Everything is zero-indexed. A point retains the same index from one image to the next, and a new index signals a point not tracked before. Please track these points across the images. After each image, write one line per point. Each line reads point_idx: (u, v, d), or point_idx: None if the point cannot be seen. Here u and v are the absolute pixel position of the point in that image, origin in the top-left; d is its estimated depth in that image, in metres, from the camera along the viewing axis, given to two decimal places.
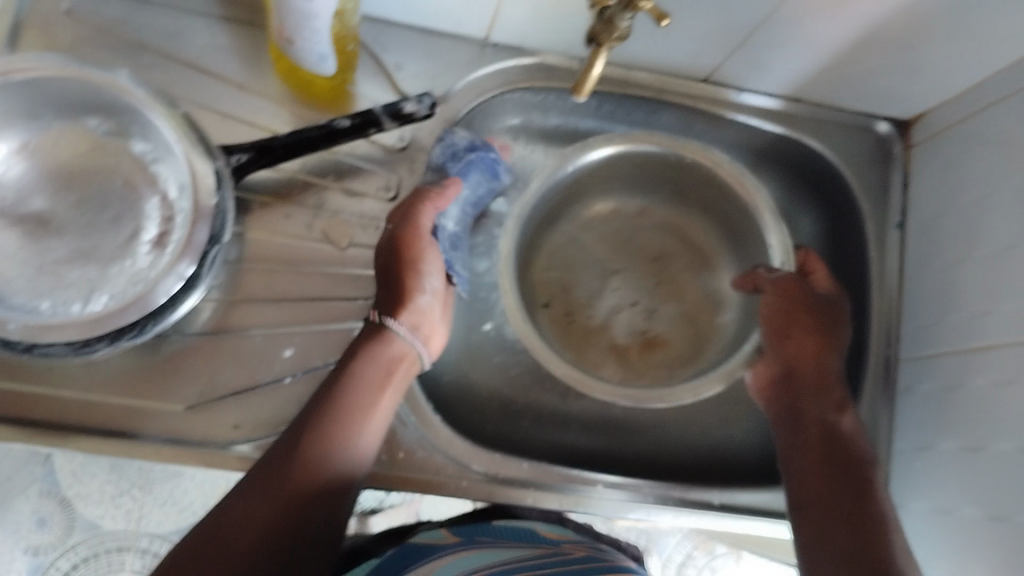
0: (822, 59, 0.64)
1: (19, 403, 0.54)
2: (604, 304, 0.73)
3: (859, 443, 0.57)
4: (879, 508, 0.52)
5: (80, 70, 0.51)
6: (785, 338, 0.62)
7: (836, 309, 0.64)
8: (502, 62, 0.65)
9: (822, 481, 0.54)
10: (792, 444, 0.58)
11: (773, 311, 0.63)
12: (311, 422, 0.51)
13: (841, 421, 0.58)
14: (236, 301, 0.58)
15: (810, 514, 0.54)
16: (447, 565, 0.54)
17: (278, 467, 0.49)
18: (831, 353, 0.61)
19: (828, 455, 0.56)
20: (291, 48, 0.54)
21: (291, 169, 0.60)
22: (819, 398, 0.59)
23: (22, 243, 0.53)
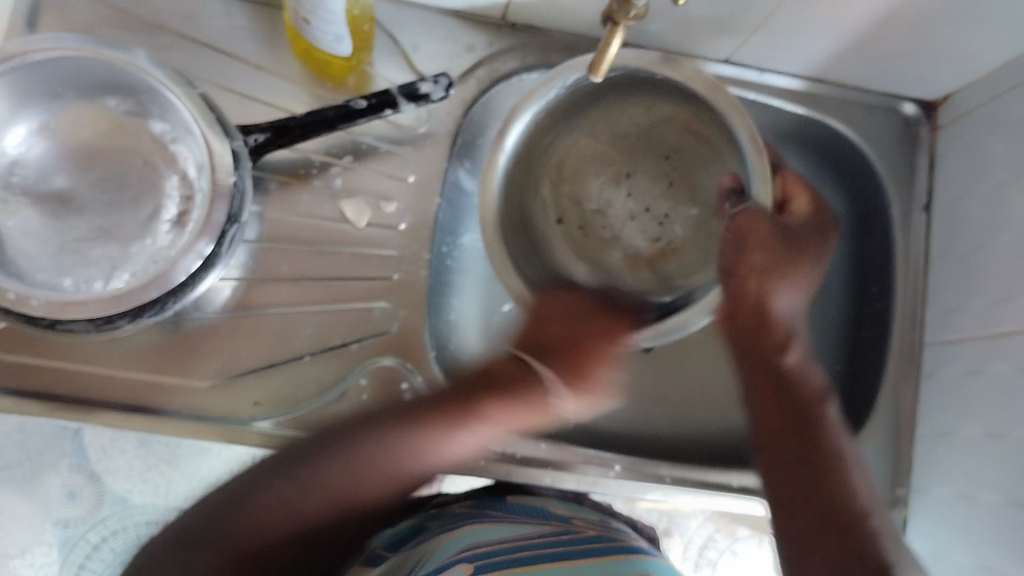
0: (844, 38, 0.63)
1: (41, 377, 0.55)
2: (628, 210, 0.70)
3: (805, 385, 0.56)
4: (829, 455, 0.53)
5: (99, 51, 0.51)
6: (740, 279, 0.55)
7: (791, 232, 0.57)
8: (519, 42, 0.65)
9: (775, 434, 0.55)
10: (753, 394, 0.57)
11: (726, 248, 0.56)
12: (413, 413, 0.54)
13: (785, 361, 0.57)
14: (254, 279, 0.59)
15: (771, 474, 0.54)
16: (457, 537, 0.55)
17: (330, 432, 0.53)
18: (776, 282, 0.56)
19: (775, 400, 0.56)
20: (308, 29, 0.55)
21: (308, 149, 0.60)
22: (761, 339, 0.57)
23: (44, 221, 0.54)
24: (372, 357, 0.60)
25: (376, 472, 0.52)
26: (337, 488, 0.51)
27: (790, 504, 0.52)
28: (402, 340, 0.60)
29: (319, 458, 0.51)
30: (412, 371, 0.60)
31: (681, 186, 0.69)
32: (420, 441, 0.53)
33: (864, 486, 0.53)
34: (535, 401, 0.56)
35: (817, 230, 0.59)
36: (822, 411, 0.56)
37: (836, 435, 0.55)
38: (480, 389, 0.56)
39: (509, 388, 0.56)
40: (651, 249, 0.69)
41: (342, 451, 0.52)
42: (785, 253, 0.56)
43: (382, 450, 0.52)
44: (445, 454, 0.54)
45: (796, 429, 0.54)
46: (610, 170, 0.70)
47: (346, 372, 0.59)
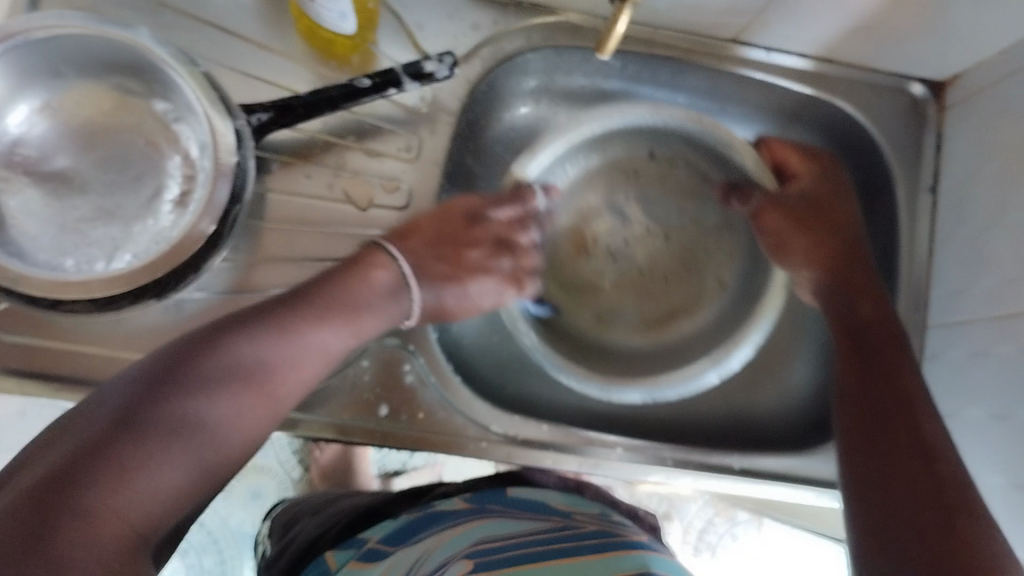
0: (853, 17, 0.62)
1: (44, 358, 0.55)
2: (608, 262, 0.70)
3: (886, 331, 0.56)
4: (906, 397, 0.52)
5: (100, 28, 0.51)
6: (780, 258, 0.63)
7: (815, 199, 0.63)
8: (526, 21, 0.64)
9: (857, 394, 0.54)
10: (863, 382, 0.54)
11: (765, 240, 0.63)
12: (294, 305, 0.49)
13: (860, 315, 0.57)
14: (257, 261, 0.58)
15: (845, 426, 0.53)
16: (462, 534, 0.54)
17: (184, 347, 0.44)
18: (829, 254, 0.61)
19: (856, 357, 0.56)
20: (310, 6, 0.54)
21: (311, 129, 0.60)
22: (850, 297, 0.58)
23: (46, 200, 0.54)
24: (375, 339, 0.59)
25: (258, 389, 0.45)
26: (228, 390, 0.43)
27: (862, 454, 0.51)
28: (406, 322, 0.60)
29: (195, 381, 0.42)
30: (415, 352, 0.60)
31: (650, 284, 0.70)
32: (281, 334, 0.47)
33: (938, 429, 0.50)
34: (377, 313, 0.53)
35: (827, 172, 0.64)
36: (905, 358, 0.55)
37: (932, 422, 0.50)
38: (352, 287, 0.52)
39: (354, 278, 0.53)
40: (605, 291, 0.70)
41: (194, 350, 0.44)
42: (816, 224, 0.62)
43: (251, 335, 0.46)
44: (318, 350, 0.49)
45: (872, 378, 0.54)
46: (642, 229, 0.70)
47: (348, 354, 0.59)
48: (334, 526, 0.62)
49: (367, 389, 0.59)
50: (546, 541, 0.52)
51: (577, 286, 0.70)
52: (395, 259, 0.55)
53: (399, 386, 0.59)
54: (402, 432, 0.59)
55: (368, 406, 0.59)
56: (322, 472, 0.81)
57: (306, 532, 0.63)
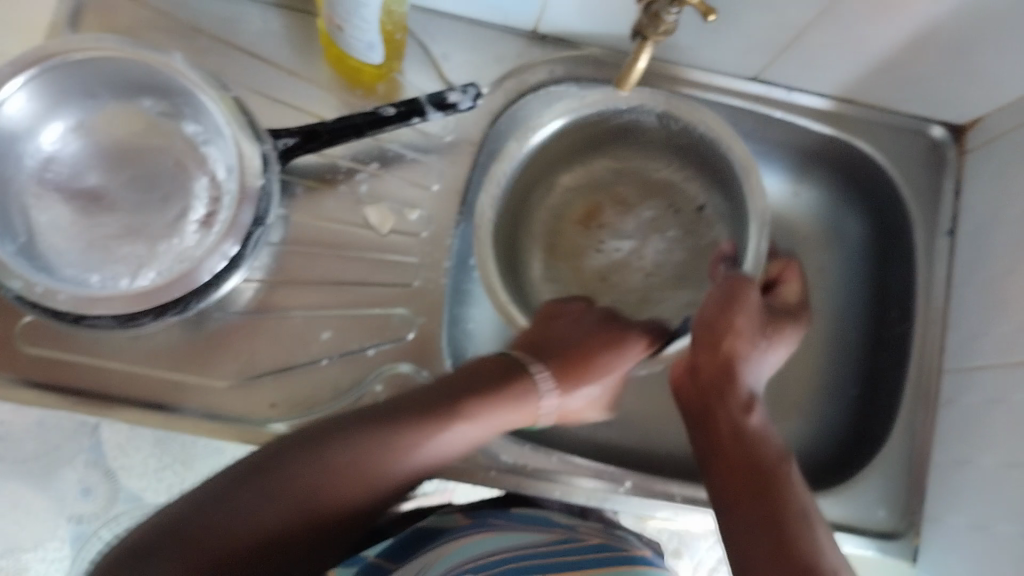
0: (873, 59, 0.62)
1: (61, 371, 0.56)
2: (610, 246, 0.71)
3: (768, 443, 0.54)
4: (793, 515, 0.49)
5: (136, 52, 0.52)
6: (716, 337, 0.56)
7: (769, 308, 0.61)
8: (549, 55, 0.65)
9: (735, 497, 0.51)
10: (738, 470, 0.52)
11: (711, 304, 0.57)
12: (339, 459, 0.49)
13: (749, 421, 0.55)
14: (276, 283, 0.59)
15: (728, 523, 0.51)
16: (460, 549, 0.54)
17: (252, 465, 0.48)
18: (749, 349, 0.58)
19: (744, 465, 0.52)
20: (340, 35, 0.55)
21: (335, 154, 0.61)
22: (724, 399, 0.56)
23: (75, 217, 0.55)
24: (388, 364, 0.60)
25: (387, 457, 0.50)
26: (326, 470, 0.49)
27: (756, 573, 0.47)
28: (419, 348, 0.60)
29: (326, 448, 0.49)
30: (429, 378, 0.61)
31: (582, 271, 0.70)
32: (387, 444, 0.51)
33: (827, 538, 0.49)
34: (518, 397, 0.57)
35: (781, 306, 0.62)
36: (789, 468, 0.52)
37: (796, 493, 0.51)
38: (575, 361, 0.60)
39: (490, 396, 0.55)
40: (592, 200, 0.71)
41: (269, 476, 0.47)
42: (761, 323, 0.58)
43: (304, 474, 0.48)
44: (438, 450, 0.53)
45: (756, 493, 0.51)
46: (648, 249, 0.70)
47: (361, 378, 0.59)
48: None
49: None
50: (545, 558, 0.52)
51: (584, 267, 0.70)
52: (533, 381, 0.58)
53: None
54: None
55: None
56: None
57: None
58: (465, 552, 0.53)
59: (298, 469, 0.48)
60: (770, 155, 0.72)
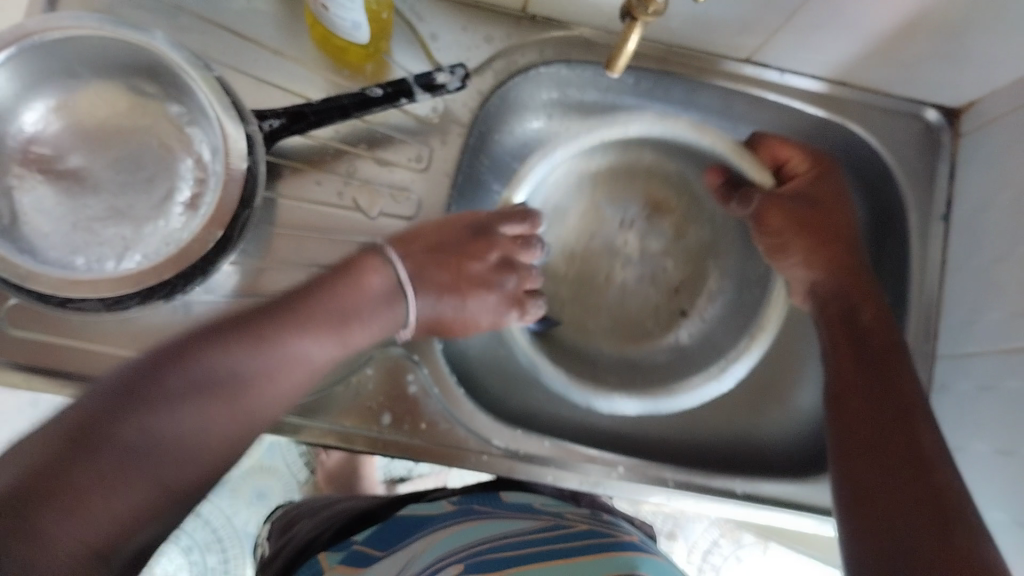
0: (867, 41, 0.62)
1: (49, 355, 0.56)
2: (621, 287, 0.72)
3: (882, 334, 0.57)
4: (920, 424, 0.51)
5: (118, 31, 0.52)
6: (791, 258, 0.62)
7: (818, 200, 0.62)
8: (538, 35, 0.64)
9: (857, 387, 0.55)
10: (878, 372, 0.55)
11: (759, 234, 0.64)
12: (200, 349, 0.45)
13: (882, 322, 0.58)
14: (265, 266, 0.59)
15: (838, 411, 0.55)
16: (446, 538, 0.54)
17: (113, 385, 0.41)
18: (840, 252, 0.61)
19: (849, 353, 0.57)
20: (326, 14, 0.54)
21: (323, 136, 0.60)
22: (851, 297, 0.59)
23: (58, 199, 0.54)
24: (378, 348, 0.60)
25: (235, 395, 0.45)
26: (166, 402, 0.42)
27: (863, 479, 0.50)
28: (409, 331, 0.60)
29: (158, 397, 0.41)
30: (418, 362, 0.61)
31: (570, 304, 0.72)
32: (253, 348, 0.46)
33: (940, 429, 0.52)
34: (381, 321, 0.55)
35: (818, 184, 0.63)
36: (901, 358, 0.56)
37: (919, 398, 0.53)
38: (455, 266, 0.61)
39: (348, 285, 0.53)
40: (614, 181, 0.72)
41: (150, 391, 0.41)
42: (807, 223, 0.62)
43: (186, 381, 0.43)
44: (298, 356, 0.48)
45: (886, 396, 0.53)
46: (654, 267, 0.72)
47: (355, 364, 0.60)
48: (326, 531, 0.62)
49: (371, 397, 0.60)
50: (533, 542, 0.52)
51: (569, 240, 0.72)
52: (390, 263, 0.56)
53: (404, 396, 0.60)
54: (403, 440, 0.59)
55: (369, 414, 0.59)
56: (328, 477, 0.84)
57: (304, 532, 0.63)
58: (450, 544, 0.52)
59: (173, 392, 0.42)
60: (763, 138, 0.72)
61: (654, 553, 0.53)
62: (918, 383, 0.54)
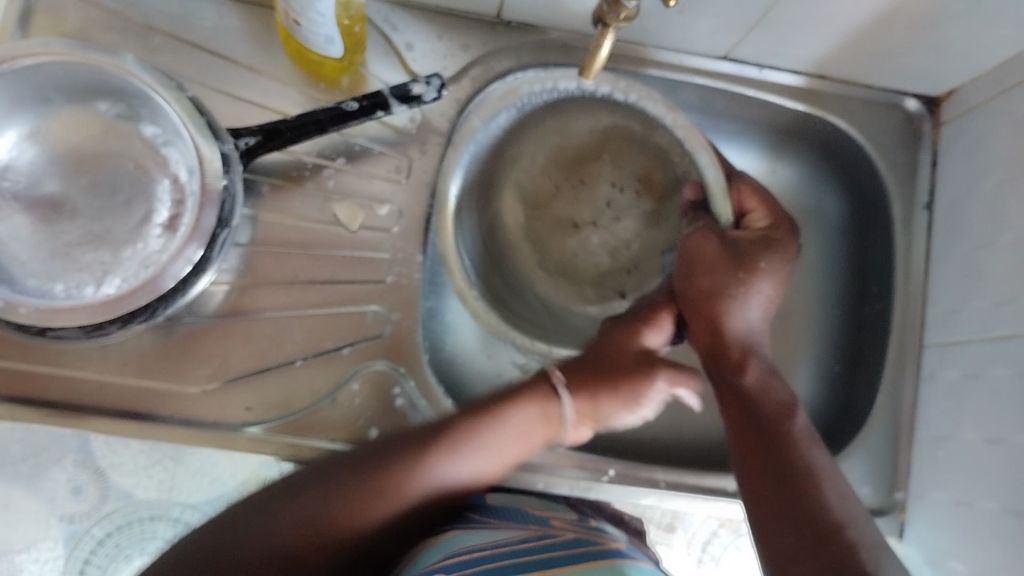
0: (844, 34, 0.61)
1: (33, 384, 0.55)
2: (584, 240, 0.70)
3: (769, 398, 0.56)
4: (803, 462, 0.52)
5: (87, 55, 0.51)
6: (693, 305, 0.58)
7: (738, 249, 0.57)
8: (515, 40, 0.64)
9: (754, 463, 0.53)
10: (742, 424, 0.55)
11: (680, 277, 0.59)
12: (300, 504, 0.51)
13: (744, 380, 0.56)
14: (247, 284, 0.59)
15: (745, 485, 0.53)
16: (429, 548, 0.54)
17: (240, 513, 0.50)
18: (731, 303, 0.57)
19: (739, 419, 0.55)
20: (299, 30, 0.54)
21: (300, 151, 0.60)
22: (722, 366, 0.58)
23: (36, 226, 0.54)
24: (363, 361, 0.60)
25: (372, 494, 0.52)
26: (333, 502, 0.51)
27: (764, 521, 0.51)
28: (395, 343, 0.60)
29: (297, 496, 0.51)
30: (405, 375, 0.60)
31: (543, 220, 0.70)
32: (422, 476, 0.54)
33: (840, 492, 0.51)
34: (549, 413, 0.57)
35: (764, 244, 0.58)
36: (791, 422, 0.54)
37: (807, 441, 0.54)
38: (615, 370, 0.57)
39: (500, 415, 0.56)
40: (620, 148, 0.68)
41: (298, 494, 0.51)
42: (738, 270, 0.57)
43: (342, 492, 0.52)
44: (424, 480, 0.54)
45: (761, 444, 0.54)
46: (620, 239, 0.69)
47: (339, 379, 0.59)
48: None
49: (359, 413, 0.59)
50: (517, 553, 0.52)
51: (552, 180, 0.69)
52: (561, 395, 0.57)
53: (391, 410, 0.59)
54: None
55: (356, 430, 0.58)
56: None
57: None
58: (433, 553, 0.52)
59: (293, 495, 0.51)
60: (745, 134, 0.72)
61: (639, 559, 0.53)
62: (808, 426, 0.55)
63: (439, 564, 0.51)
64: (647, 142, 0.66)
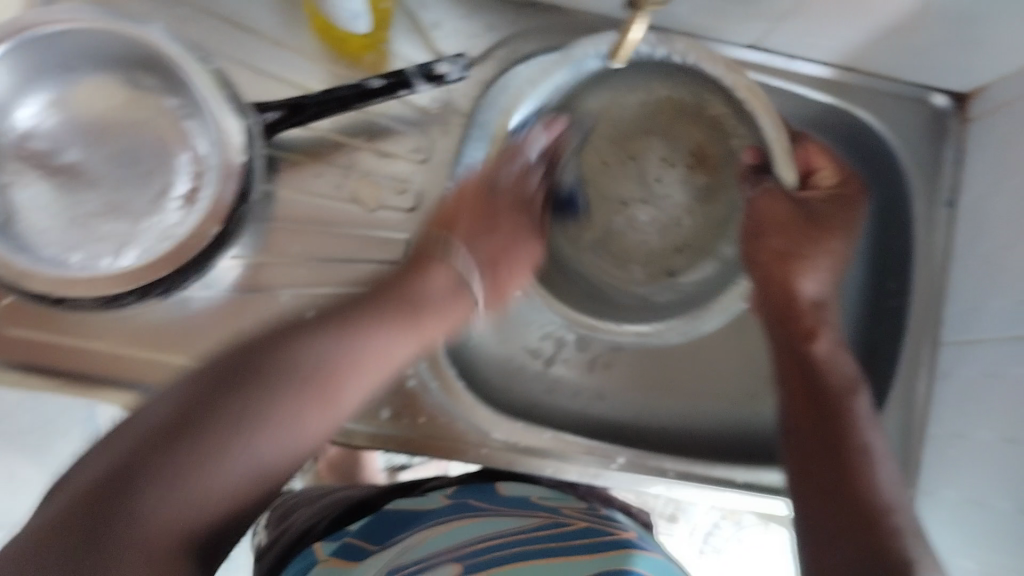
0: (875, 26, 0.60)
1: (47, 352, 0.55)
2: (631, 218, 0.68)
3: (835, 372, 0.55)
4: (858, 439, 0.52)
5: (111, 23, 0.51)
6: (765, 266, 0.58)
7: (814, 212, 0.58)
8: (542, 21, 0.63)
9: (807, 430, 0.54)
10: (804, 391, 0.55)
11: (748, 237, 0.59)
12: (206, 408, 0.42)
13: (812, 349, 0.56)
14: (264, 260, 0.58)
15: (795, 449, 0.54)
16: (440, 535, 0.54)
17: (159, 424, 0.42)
18: (805, 265, 0.57)
19: (804, 391, 0.55)
20: (326, 5, 0.53)
21: (322, 128, 0.59)
22: (789, 329, 0.57)
23: (54, 194, 0.54)
24: None
25: (290, 418, 0.44)
26: (250, 424, 0.43)
27: (810, 494, 0.52)
28: None
29: (196, 420, 0.42)
30: (421, 357, 0.60)
31: (585, 198, 0.68)
32: (348, 346, 0.48)
33: (891, 473, 0.52)
34: (449, 315, 0.55)
35: (840, 204, 0.59)
36: (853, 400, 0.54)
37: (865, 421, 0.54)
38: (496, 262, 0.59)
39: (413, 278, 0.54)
40: (671, 123, 0.68)
41: (234, 389, 0.44)
42: (808, 234, 0.57)
43: (259, 401, 0.44)
44: (378, 353, 0.49)
45: (821, 416, 0.54)
46: (670, 217, 0.69)
47: None
48: (324, 518, 0.62)
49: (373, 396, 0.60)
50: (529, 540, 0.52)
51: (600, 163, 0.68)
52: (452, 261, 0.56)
53: (404, 390, 0.60)
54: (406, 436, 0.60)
55: (370, 411, 0.60)
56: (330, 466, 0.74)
57: (300, 521, 0.63)
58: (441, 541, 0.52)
59: (221, 407, 0.43)
60: None
61: (650, 550, 0.53)
62: (869, 407, 0.55)
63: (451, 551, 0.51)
64: (705, 113, 0.67)
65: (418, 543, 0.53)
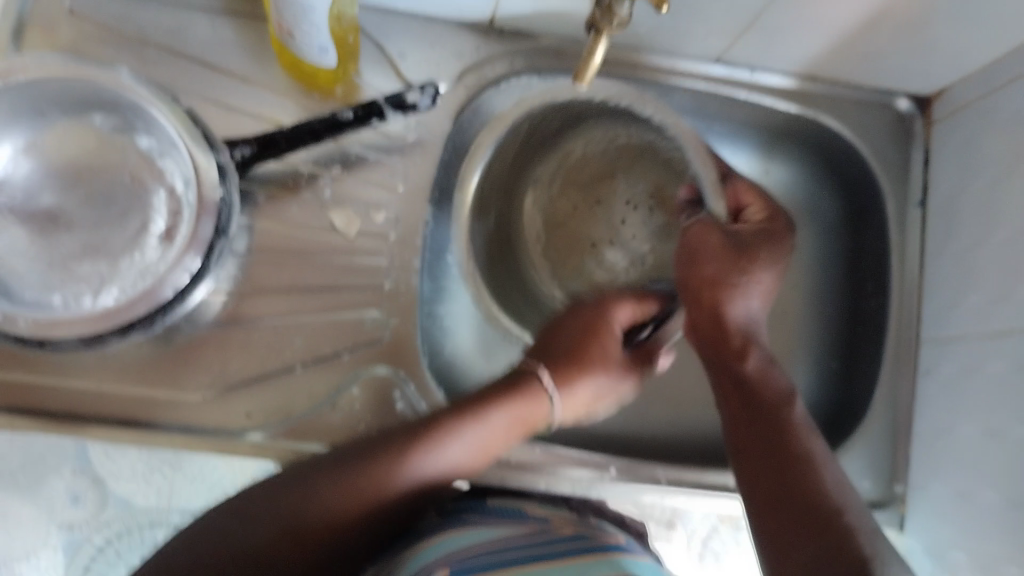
0: (833, 36, 0.62)
1: (32, 395, 0.56)
2: (601, 258, 0.71)
3: (769, 386, 0.55)
4: (800, 447, 0.51)
5: (82, 69, 0.52)
6: (694, 292, 0.57)
7: (745, 242, 0.57)
8: (508, 47, 0.65)
9: (755, 455, 0.52)
10: (743, 412, 0.54)
11: (679, 265, 0.58)
12: (314, 490, 0.49)
13: (745, 368, 0.55)
14: (244, 292, 0.59)
15: (742, 476, 0.53)
16: (429, 546, 0.54)
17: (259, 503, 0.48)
18: (732, 292, 0.56)
19: (742, 408, 0.54)
20: (292, 40, 0.54)
21: (296, 160, 0.61)
22: (722, 352, 0.56)
23: (33, 238, 0.55)
24: (364, 366, 0.60)
25: (367, 473, 0.50)
26: (336, 488, 0.49)
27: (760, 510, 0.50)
28: (393, 348, 0.61)
29: (312, 479, 0.49)
30: (405, 379, 0.60)
31: (559, 236, 0.72)
32: (390, 464, 0.51)
33: (836, 477, 0.50)
34: (529, 410, 0.55)
35: (766, 236, 0.58)
36: (790, 410, 0.54)
37: (805, 430, 0.53)
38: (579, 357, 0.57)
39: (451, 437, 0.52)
40: (632, 164, 0.70)
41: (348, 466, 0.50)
42: (740, 263, 0.56)
43: (365, 470, 0.50)
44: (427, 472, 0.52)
45: (761, 428, 0.53)
46: (635, 255, 0.70)
47: (340, 383, 0.59)
48: None
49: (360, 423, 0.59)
50: (515, 547, 0.52)
51: (563, 209, 0.72)
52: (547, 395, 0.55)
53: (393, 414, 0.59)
54: None
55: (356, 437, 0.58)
56: None
57: None
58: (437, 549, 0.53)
59: (313, 484, 0.49)
60: (738, 134, 0.72)
61: (636, 553, 0.53)
62: (806, 416, 0.54)
63: (437, 559, 0.51)
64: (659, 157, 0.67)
65: (408, 556, 0.53)
